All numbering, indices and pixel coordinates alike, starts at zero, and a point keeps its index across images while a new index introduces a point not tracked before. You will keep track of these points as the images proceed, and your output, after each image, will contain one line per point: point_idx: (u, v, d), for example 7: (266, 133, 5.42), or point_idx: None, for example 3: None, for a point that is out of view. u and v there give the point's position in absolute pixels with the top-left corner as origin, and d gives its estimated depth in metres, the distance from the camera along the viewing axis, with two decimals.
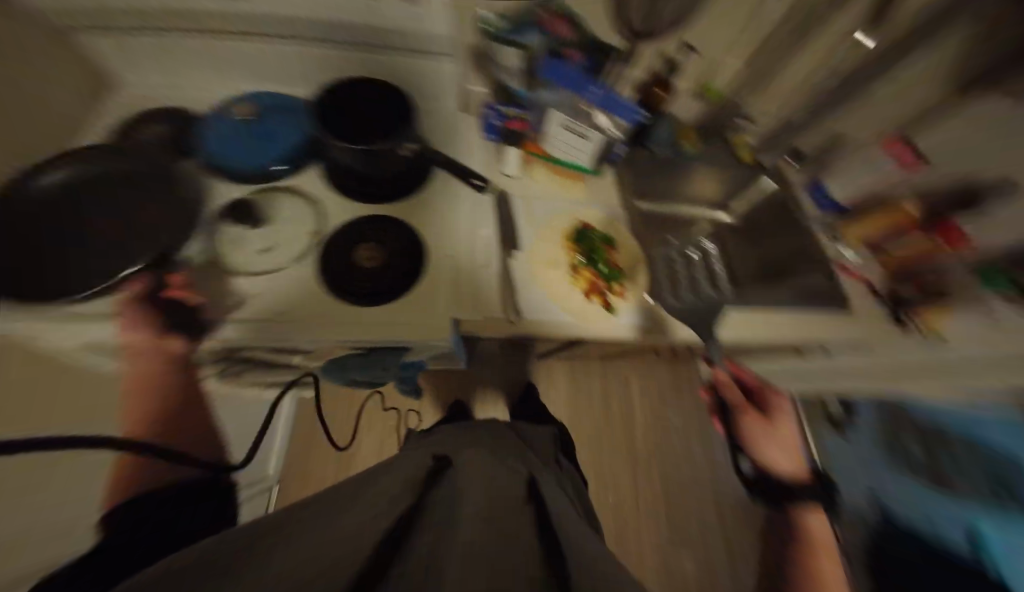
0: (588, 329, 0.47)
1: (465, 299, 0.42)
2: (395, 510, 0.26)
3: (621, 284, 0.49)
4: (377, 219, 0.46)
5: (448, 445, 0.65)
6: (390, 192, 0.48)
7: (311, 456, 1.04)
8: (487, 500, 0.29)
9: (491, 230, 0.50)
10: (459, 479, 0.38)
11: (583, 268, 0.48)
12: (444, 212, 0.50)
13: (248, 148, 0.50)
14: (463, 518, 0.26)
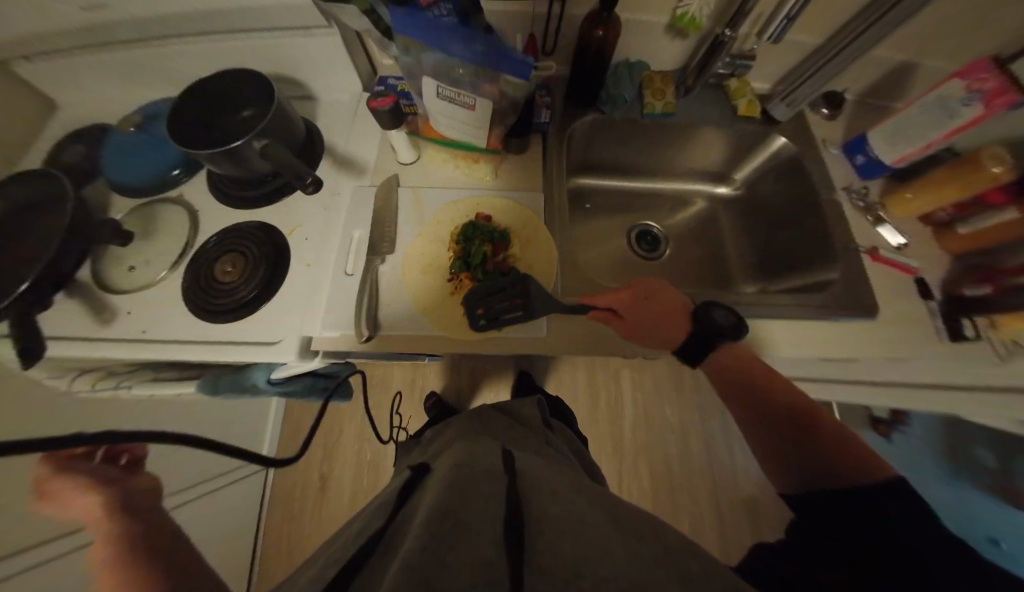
0: (462, 347, 0.40)
1: (347, 307, 0.40)
2: (474, 497, 0.25)
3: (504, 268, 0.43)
4: (243, 233, 0.45)
5: (429, 439, 0.61)
6: (271, 189, 0.47)
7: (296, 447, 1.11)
8: (478, 476, 0.29)
9: (366, 230, 0.45)
10: (447, 466, 0.36)
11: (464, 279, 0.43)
12: (318, 215, 0.47)
13: (139, 164, 0.48)
14: (477, 493, 0.26)
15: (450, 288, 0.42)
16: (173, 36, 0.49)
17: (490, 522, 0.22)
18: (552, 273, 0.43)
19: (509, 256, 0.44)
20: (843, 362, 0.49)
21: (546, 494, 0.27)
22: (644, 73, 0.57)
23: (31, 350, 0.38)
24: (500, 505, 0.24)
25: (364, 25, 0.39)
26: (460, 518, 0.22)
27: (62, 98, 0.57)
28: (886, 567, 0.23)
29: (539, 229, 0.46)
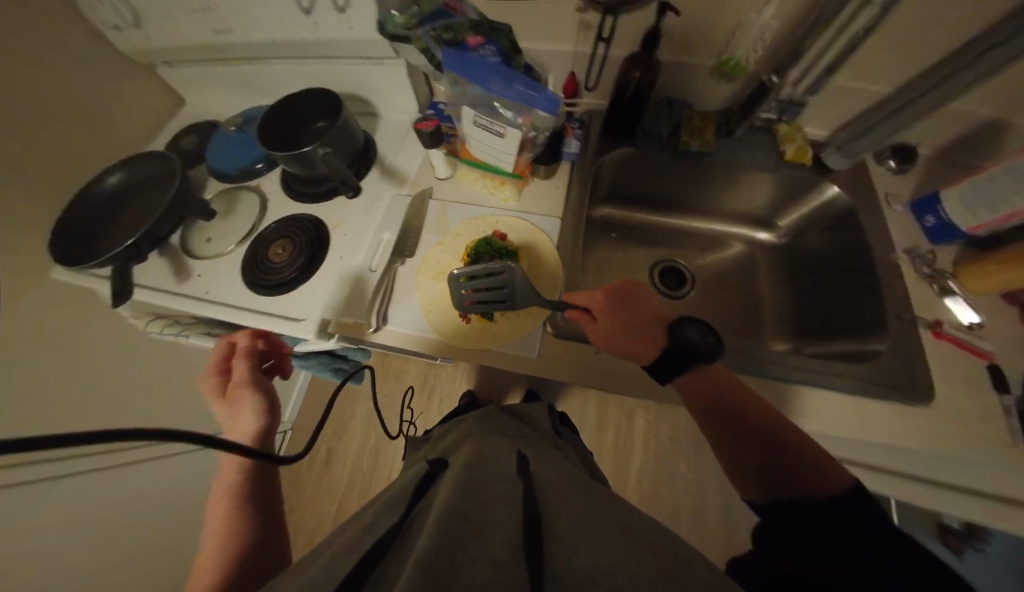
0: (459, 353, 0.43)
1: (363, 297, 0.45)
2: (489, 500, 0.26)
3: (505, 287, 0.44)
4: (293, 223, 0.53)
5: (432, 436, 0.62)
6: (324, 188, 0.54)
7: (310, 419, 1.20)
8: (491, 478, 0.31)
9: (394, 233, 0.50)
10: (463, 458, 0.38)
11: None
12: (357, 215, 0.53)
13: (233, 157, 0.59)
14: (488, 493, 0.28)
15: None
16: (278, 59, 0.60)
17: (511, 530, 0.22)
18: (553, 295, 0.45)
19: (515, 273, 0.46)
20: (886, 447, 0.42)
21: (564, 503, 0.27)
22: (685, 111, 0.57)
23: (123, 293, 0.47)
24: (519, 512, 0.25)
25: (422, 61, 0.45)
26: (479, 529, 0.22)
27: (199, 103, 0.73)
28: (888, 561, 0.18)
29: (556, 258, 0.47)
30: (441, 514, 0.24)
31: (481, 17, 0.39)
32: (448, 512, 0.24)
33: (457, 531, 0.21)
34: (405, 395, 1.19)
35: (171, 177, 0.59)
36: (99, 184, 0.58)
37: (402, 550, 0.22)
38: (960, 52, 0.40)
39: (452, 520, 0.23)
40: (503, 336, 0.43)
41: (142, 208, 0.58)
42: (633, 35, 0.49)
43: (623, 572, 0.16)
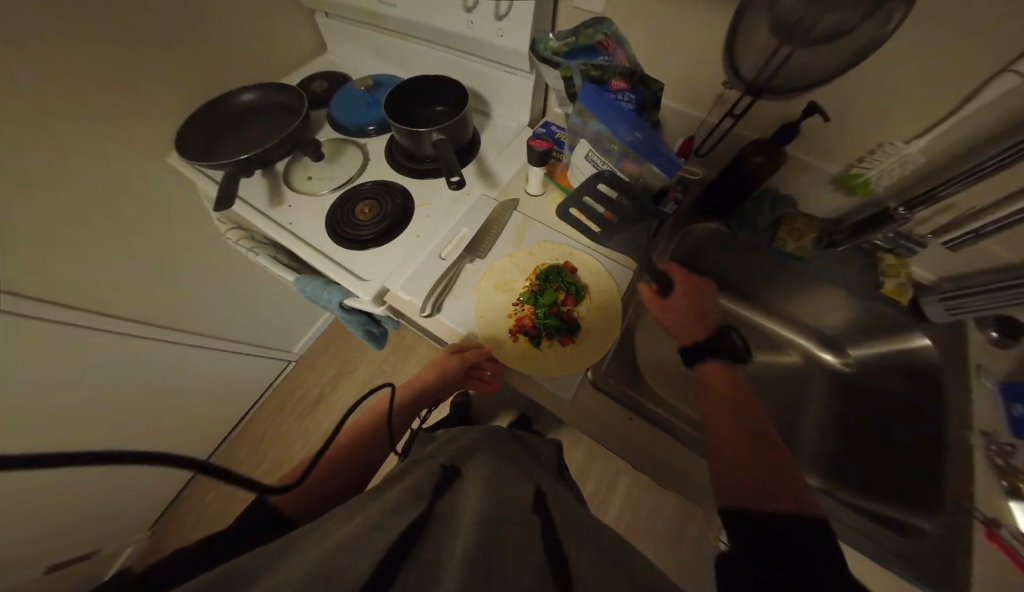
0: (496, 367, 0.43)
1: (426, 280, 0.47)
2: (511, 524, 0.26)
3: (556, 321, 0.44)
4: (384, 188, 0.56)
5: (442, 435, 0.61)
6: (423, 167, 0.57)
7: (316, 358, 1.25)
8: (508, 503, 0.30)
9: (472, 230, 0.51)
10: (479, 473, 0.38)
11: (517, 307, 0.46)
12: (444, 203, 0.55)
13: (355, 115, 0.64)
14: (506, 514, 0.28)
15: (510, 310, 0.46)
16: (424, 40, 0.64)
17: (535, 558, 0.22)
18: (606, 344, 0.44)
19: (575, 311, 0.46)
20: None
21: (581, 549, 0.27)
22: (789, 209, 0.55)
23: (226, 200, 0.52)
24: (540, 543, 0.25)
25: (558, 86, 0.46)
26: (507, 545, 0.23)
27: (341, 57, 0.81)
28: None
29: (616, 306, 0.46)
30: (472, 523, 0.24)
31: (635, 68, 0.40)
32: (478, 522, 0.25)
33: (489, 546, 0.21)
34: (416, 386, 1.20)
35: (295, 111, 0.64)
36: (235, 98, 0.65)
37: (432, 549, 0.22)
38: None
39: (481, 530, 0.23)
40: (539, 364, 0.43)
41: (263, 131, 0.64)
42: (766, 120, 0.48)
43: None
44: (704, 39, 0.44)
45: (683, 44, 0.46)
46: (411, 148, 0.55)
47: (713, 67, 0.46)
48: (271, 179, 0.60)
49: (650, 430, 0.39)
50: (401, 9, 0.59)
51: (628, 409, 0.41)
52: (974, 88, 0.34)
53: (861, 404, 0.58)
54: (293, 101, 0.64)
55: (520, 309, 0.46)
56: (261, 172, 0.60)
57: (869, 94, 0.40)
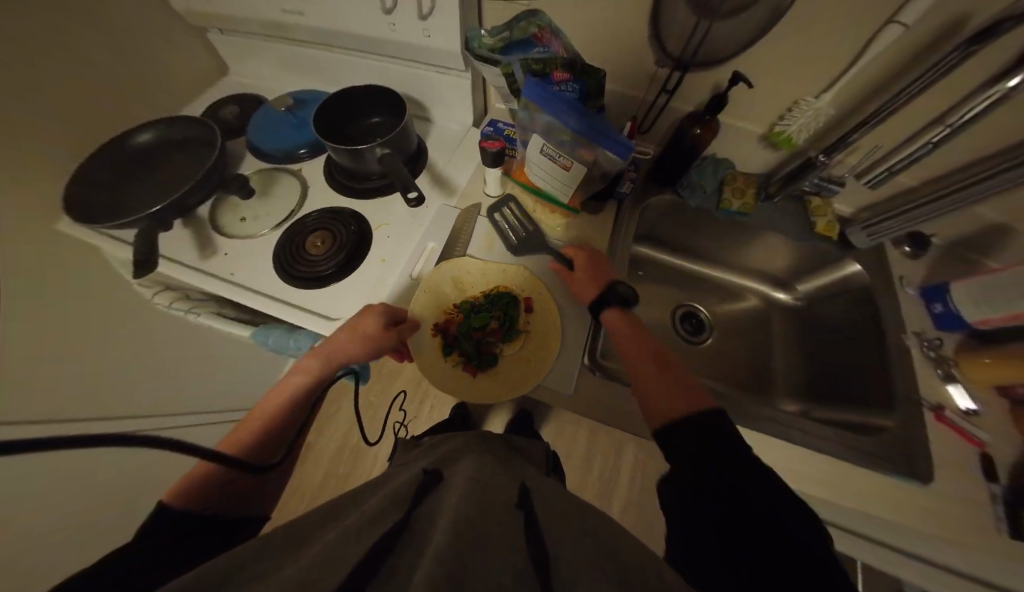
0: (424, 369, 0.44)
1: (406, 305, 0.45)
2: (479, 526, 0.24)
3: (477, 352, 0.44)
4: (332, 216, 0.51)
5: (422, 445, 0.57)
6: (371, 185, 0.54)
7: None
8: (481, 507, 0.27)
9: (439, 244, 0.49)
10: (460, 478, 0.35)
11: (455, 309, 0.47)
12: (403, 219, 0.52)
13: (281, 138, 0.58)
14: (474, 516, 0.25)
15: (446, 307, 0.47)
16: (341, 49, 0.59)
17: (514, 559, 0.21)
18: (514, 390, 0.42)
19: (498, 346, 0.46)
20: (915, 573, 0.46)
21: (569, 543, 0.25)
22: (728, 171, 0.60)
23: (147, 263, 0.44)
24: (523, 545, 0.23)
25: (501, 83, 0.46)
26: (489, 543, 0.21)
27: (248, 75, 0.72)
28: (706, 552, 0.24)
29: (543, 361, 0.43)
30: (454, 520, 0.23)
31: (574, 57, 0.41)
32: (462, 521, 0.24)
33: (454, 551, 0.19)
34: (397, 396, 1.14)
35: (207, 145, 0.56)
36: (125, 140, 0.55)
37: (411, 547, 0.21)
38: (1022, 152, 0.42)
39: (462, 527, 0.22)
40: (439, 379, 0.44)
41: (172, 172, 0.55)
42: (697, 92, 0.51)
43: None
44: (629, 21, 0.46)
45: (610, 29, 0.47)
46: (355, 168, 0.52)
47: (644, 47, 0.48)
48: (197, 226, 0.52)
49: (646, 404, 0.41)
50: (309, 16, 0.54)
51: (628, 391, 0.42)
52: (863, 45, 0.39)
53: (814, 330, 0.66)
54: (202, 134, 0.56)
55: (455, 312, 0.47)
56: (182, 222, 0.52)
57: (781, 61, 0.44)
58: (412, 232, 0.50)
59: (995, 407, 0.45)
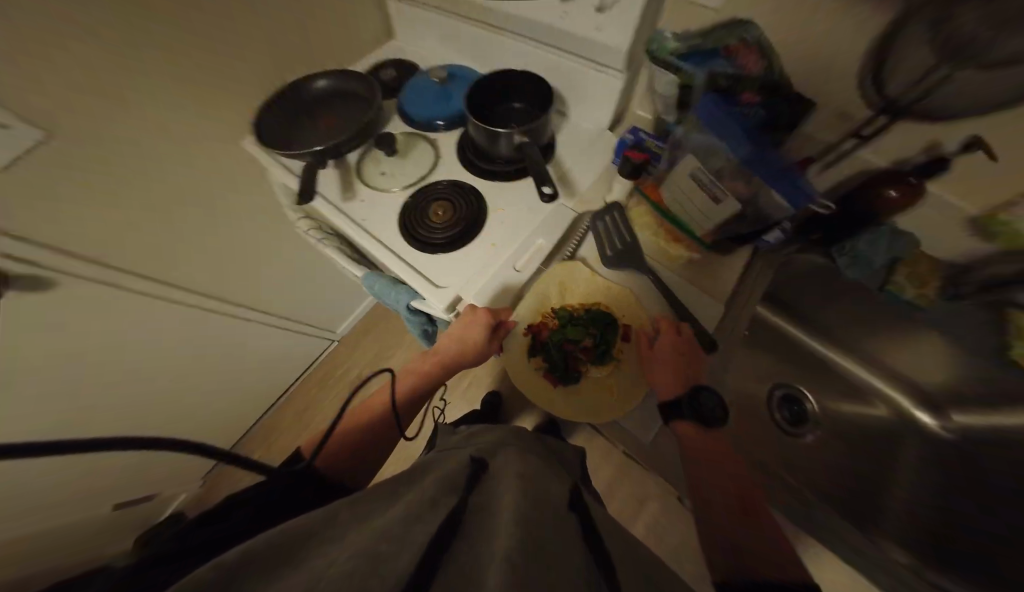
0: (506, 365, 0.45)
1: (503, 292, 0.46)
2: (539, 516, 0.23)
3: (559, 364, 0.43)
4: (458, 190, 0.54)
5: (468, 428, 0.58)
6: (498, 166, 0.55)
7: (354, 341, 1.30)
8: (539, 502, 0.27)
9: (548, 242, 0.48)
10: (514, 472, 0.34)
11: (549, 312, 0.46)
12: (519, 209, 0.52)
13: (426, 105, 0.63)
14: (534, 512, 0.24)
15: (541, 311, 0.46)
16: (501, 31, 0.62)
17: (577, 559, 0.20)
18: (590, 417, 0.40)
19: (583, 364, 0.44)
20: None
21: (621, 555, 0.25)
22: (910, 245, 0.46)
23: (307, 191, 0.52)
24: (586, 549, 0.22)
25: (668, 91, 0.43)
26: (554, 541, 0.21)
27: (412, 46, 0.79)
28: None
29: (629, 396, 0.41)
30: (514, 517, 0.23)
31: (772, 77, 0.36)
32: (521, 514, 0.23)
33: (528, 543, 0.18)
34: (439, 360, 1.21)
35: (369, 100, 0.63)
36: (309, 84, 0.65)
37: (470, 545, 0.20)
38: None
39: (523, 527, 0.21)
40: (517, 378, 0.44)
41: (336, 119, 0.64)
42: (903, 145, 0.41)
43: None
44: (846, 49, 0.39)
45: (812, 62, 0.41)
46: (490, 149, 0.53)
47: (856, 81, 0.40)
48: (344, 169, 0.60)
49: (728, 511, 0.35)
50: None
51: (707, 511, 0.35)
52: None
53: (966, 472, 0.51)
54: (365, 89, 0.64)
55: (549, 316, 0.46)
56: (335, 163, 0.60)
57: None
58: (525, 224, 0.51)
59: None
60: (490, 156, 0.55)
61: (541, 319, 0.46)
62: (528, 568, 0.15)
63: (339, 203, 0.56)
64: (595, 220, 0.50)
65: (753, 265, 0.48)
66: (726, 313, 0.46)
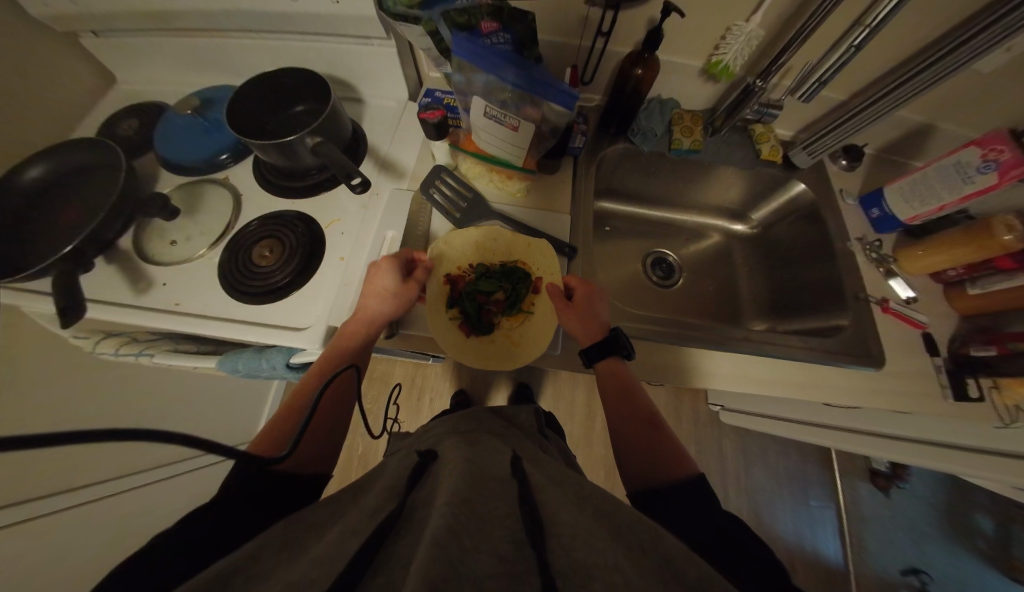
0: (423, 334, 0.44)
1: None
2: (476, 499, 0.24)
3: (475, 319, 0.44)
4: (279, 222, 0.47)
5: (423, 432, 0.57)
6: (311, 179, 0.50)
7: None
8: (481, 483, 0.28)
9: (398, 231, 0.47)
10: (458, 455, 0.36)
11: (462, 268, 0.47)
12: (355, 213, 0.49)
13: (191, 143, 0.51)
14: (474, 493, 0.25)
15: (459, 264, 0.47)
16: (239, 31, 0.53)
17: (515, 532, 0.21)
18: (500, 364, 0.42)
19: (496, 317, 0.45)
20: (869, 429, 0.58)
21: (558, 500, 0.27)
22: (675, 110, 0.60)
23: (73, 309, 0.39)
24: (521, 513, 0.24)
25: (427, 43, 0.43)
26: (489, 518, 0.22)
27: (143, 80, 0.63)
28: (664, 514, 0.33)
29: (530, 329, 0.44)
30: (448, 498, 0.23)
31: (500, 2, 0.37)
32: (457, 496, 0.24)
33: (457, 528, 0.19)
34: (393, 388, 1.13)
35: (108, 165, 0.49)
36: (10, 178, 0.47)
37: (409, 532, 0.21)
38: (958, 31, 0.44)
39: (452, 508, 0.22)
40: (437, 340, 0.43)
41: (75, 204, 0.49)
42: (633, 31, 0.50)
43: (614, 572, 0.16)
44: None
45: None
46: (292, 165, 0.48)
47: None
48: (121, 258, 0.47)
49: (640, 419, 0.41)
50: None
51: (636, 420, 0.41)
52: None
53: (772, 252, 0.71)
54: (97, 153, 0.50)
55: (465, 271, 0.47)
56: (101, 258, 0.46)
57: None
58: (368, 224, 0.48)
59: (925, 289, 0.58)
60: (298, 171, 0.49)
61: (456, 273, 0.46)
62: (437, 562, 0.15)
63: (134, 299, 0.44)
64: (430, 188, 0.49)
65: (578, 173, 0.55)
66: (577, 219, 0.52)
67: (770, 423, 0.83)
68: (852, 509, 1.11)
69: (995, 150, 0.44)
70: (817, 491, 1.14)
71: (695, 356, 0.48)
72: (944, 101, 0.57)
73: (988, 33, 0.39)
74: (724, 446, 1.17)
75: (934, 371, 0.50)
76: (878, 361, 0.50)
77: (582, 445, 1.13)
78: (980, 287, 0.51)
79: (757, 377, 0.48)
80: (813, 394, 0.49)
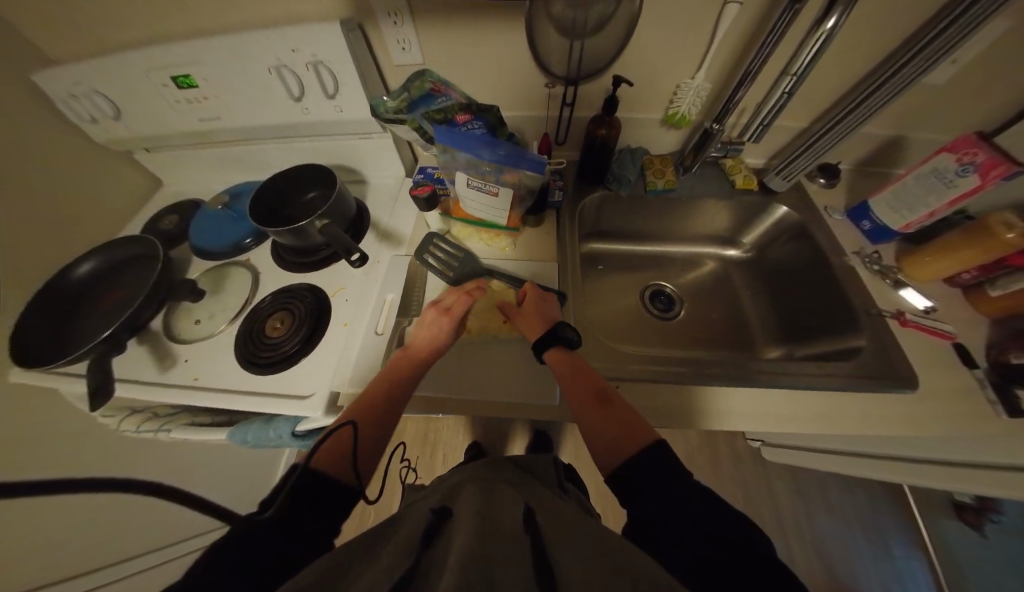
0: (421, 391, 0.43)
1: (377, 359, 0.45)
2: (483, 551, 0.23)
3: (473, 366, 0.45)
4: (293, 294, 0.52)
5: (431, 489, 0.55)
6: (319, 254, 0.55)
7: None
8: (486, 533, 0.27)
9: (397, 294, 0.50)
10: (480, 509, 0.34)
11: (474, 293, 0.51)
12: (358, 280, 0.54)
13: (220, 233, 0.59)
14: (480, 547, 0.24)
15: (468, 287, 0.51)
16: (264, 139, 0.64)
17: (521, 580, 0.20)
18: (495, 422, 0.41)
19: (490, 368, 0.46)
20: (929, 459, 0.51)
21: (569, 553, 0.25)
22: (645, 157, 0.66)
23: (102, 390, 0.42)
24: (530, 565, 0.22)
25: (414, 135, 0.50)
26: (493, 570, 0.21)
27: (187, 185, 0.75)
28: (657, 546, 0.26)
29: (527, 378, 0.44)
30: (457, 559, 0.22)
31: (471, 100, 0.45)
32: (462, 551, 0.23)
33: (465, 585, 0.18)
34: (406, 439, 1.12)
35: (148, 257, 0.57)
36: (62, 278, 0.54)
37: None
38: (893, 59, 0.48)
39: (457, 566, 0.21)
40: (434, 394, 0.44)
41: (117, 294, 0.55)
42: (594, 100, 0.58)
43: None
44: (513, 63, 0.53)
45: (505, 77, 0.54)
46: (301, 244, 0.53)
47: (535, 77, 0.54)
48: (153, 338, 0.51)
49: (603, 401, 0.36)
50: (231, 119, 0.59)
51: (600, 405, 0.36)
52: (708, 33, 0.47)
53: (770, 275, 0.71)
54: (142, 248, 0.57)
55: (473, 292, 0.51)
56: (134, 340, 0.51)
57: (649, 59, 0.51)
58: (369, 288, 0.52)
59: (944, 295, 0.55)
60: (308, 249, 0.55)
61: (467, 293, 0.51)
62: None
63: (157, 377, 0.48)
64: (425, 252, 0.54)
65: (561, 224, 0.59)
66: (566, 263, 0.54)
67: (817, 460, 0.74)
68: (950, 560, 0.94)
69: (970, 153, 0.45)
70: (894, 537, 0.99)
71: (704, 391, 0.46)
72: (900, 118, 0.61)
73: (925, 52, 0.42)
74: (774, 488, 1.04)
75: (976, 385, 0.46)
76: (908, 378, 0.46)
77: (610, 499, 1.03)
78: (999, 288, 0.48)
79: (776, 409, 0.45)
80: (845, 423, 0.45)
